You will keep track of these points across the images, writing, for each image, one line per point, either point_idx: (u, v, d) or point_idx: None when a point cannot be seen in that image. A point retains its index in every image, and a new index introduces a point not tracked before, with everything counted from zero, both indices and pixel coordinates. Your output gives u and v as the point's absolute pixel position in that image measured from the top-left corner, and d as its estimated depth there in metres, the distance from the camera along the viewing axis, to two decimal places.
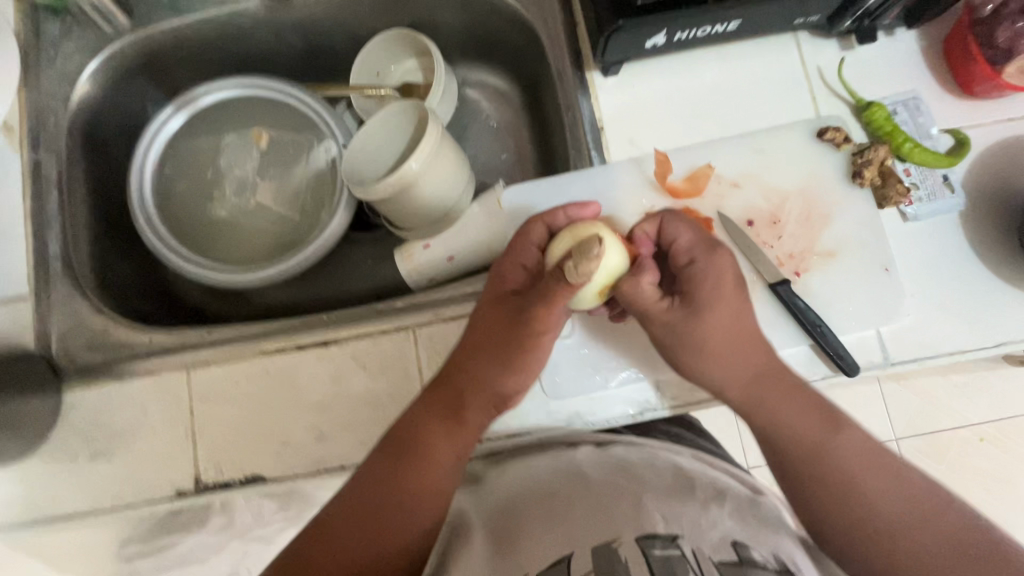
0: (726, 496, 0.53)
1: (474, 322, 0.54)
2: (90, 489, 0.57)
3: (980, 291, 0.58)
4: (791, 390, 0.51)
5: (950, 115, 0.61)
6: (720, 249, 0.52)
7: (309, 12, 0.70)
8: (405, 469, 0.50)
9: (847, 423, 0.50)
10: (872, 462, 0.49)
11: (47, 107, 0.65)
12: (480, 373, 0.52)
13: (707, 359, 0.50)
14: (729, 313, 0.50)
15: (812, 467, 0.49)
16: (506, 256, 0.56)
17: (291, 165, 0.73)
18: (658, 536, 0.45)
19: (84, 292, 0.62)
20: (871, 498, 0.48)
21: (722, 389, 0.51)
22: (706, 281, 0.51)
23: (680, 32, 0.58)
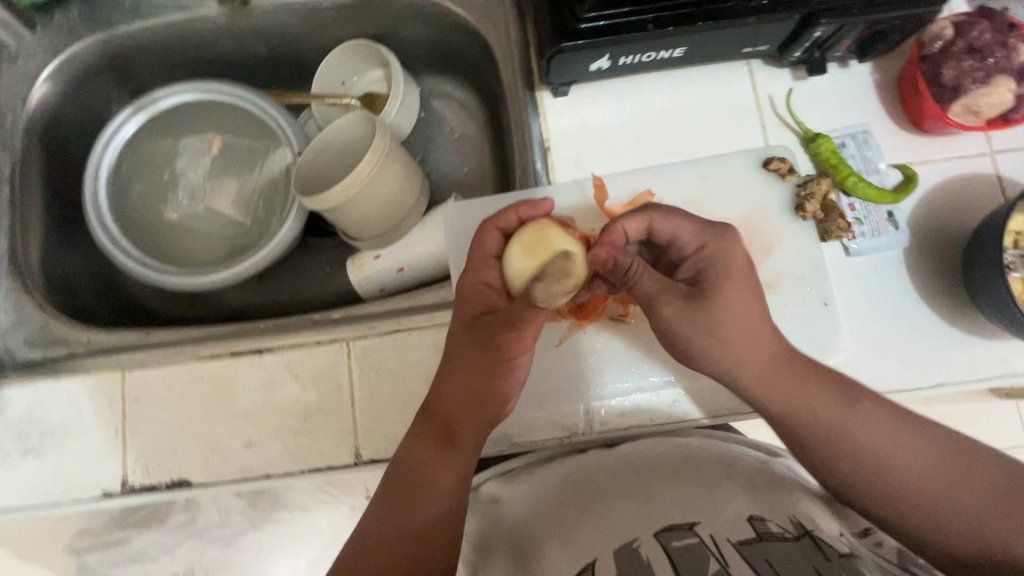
0: (736, 467, 0.52)
1: (452, 343, 0.53)
2: (19, 484, 0.58)
3: (919, 330, 0.57)
4: (802, 376, 0.49)
5: (899, 150, 0.60)
6: (728, 232, 0.53)
7: (270, 21, 0.71)
8: (426, 481, 0.50)
9: (861, 400, 0.49)
10: (893, 430, 0.48)
11: (5, 105, 0.66)
12: (473, 384, 0.51)
13: (720, 341, 0.49)
14: (742, 300, 0.50)
15: (832, 449, 0.48)
16: (470, 272, 0.56)
17: (248, 171, 0.74)
18: (676, 527, 0.44)
19: (29, 290, 0.63)
20: (903, 464, 0.47)
21: (734, 378, 0.50)
22: (717, 264, 0.51)
23: (624, 56, 0.57)
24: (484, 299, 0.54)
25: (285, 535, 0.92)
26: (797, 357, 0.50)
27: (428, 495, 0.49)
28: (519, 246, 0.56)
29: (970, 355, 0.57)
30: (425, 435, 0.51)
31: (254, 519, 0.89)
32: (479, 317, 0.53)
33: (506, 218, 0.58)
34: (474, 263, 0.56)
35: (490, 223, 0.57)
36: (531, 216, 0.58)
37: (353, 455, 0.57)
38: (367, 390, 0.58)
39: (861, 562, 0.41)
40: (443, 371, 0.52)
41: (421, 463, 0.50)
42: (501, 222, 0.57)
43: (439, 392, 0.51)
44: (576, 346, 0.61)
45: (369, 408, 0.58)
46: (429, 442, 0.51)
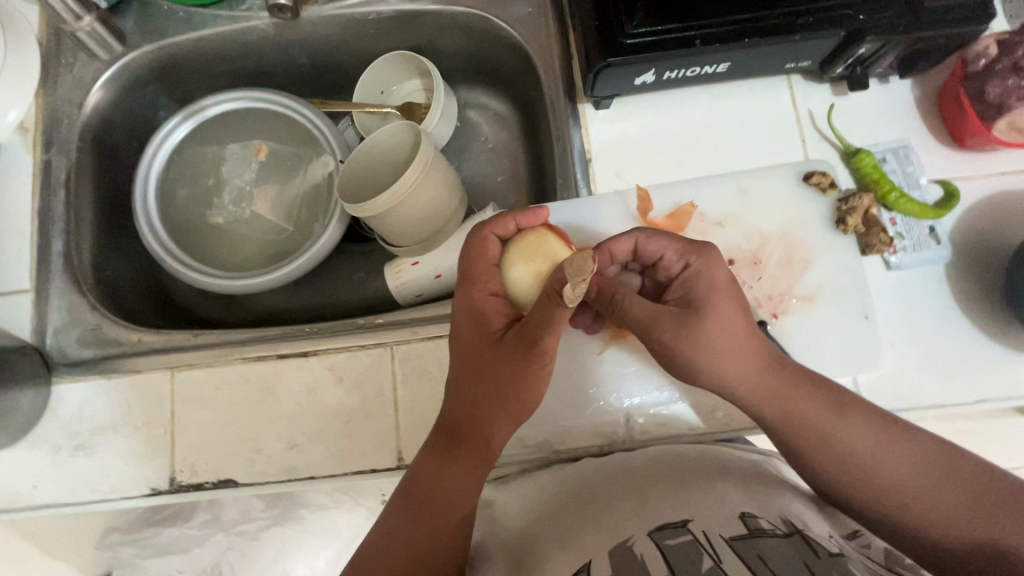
0: (729, 472, 0.51)
1: (469, 363, 0.52)
2: (70, 480, 0.59)
3: (962, 345, 0.57)
4: (793, 379, 0.50)
5: (941, 166, 0.61)
6: (708, 246, 0.52)
7: (317, 32, 0.73)
8: (428, 492, 0.50)
9: (846, 403, 0.49)
10: (880, 430, 0.48)
11: (62, 111, 0.68)
12: (500, 396, 0.50)
13: (716, 358, 0.49)
14: (733, 321, 0.50)
15: (819, 452, 0.48)
16: (473, 289, 0.53)
17: (290, 177, 0.76)
18: (668, 527, 0.43)
19: (82, 290, 0.65)
20: (886, 464, 0.47)
21: (729, 387, 0.50)
22: (700, 283, 0.51)
23: (669, 71, 0.59)
24: (497, 317, 0.53)
25: (305, 541, 0.92)
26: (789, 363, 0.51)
27: (438, 504, 0.50)
28: (519, 258, 0.54)
29: (1013, 373, 0.56)
30: (440, 456, 0.51)
31: (277, 522, 0.89)
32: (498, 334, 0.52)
33: (503, 224, 0.55)
34: (473, 277, 0.54)
35: (487, 232, 0.55)
36: (528, 224, 0.56)
37: (397, 459, 0.58)
38: (410, 395, 0.59)
39: (850, 560, 0.40)
40: (461, 390, 0.51)
41: (436, 478, 0.50)
42: (497, 229, 0.55)
43: (461, 410, 0.51)
44: (615, 356, 0.61)
45: (411, 413, 0.59)
46: (452, 461, 0.50)
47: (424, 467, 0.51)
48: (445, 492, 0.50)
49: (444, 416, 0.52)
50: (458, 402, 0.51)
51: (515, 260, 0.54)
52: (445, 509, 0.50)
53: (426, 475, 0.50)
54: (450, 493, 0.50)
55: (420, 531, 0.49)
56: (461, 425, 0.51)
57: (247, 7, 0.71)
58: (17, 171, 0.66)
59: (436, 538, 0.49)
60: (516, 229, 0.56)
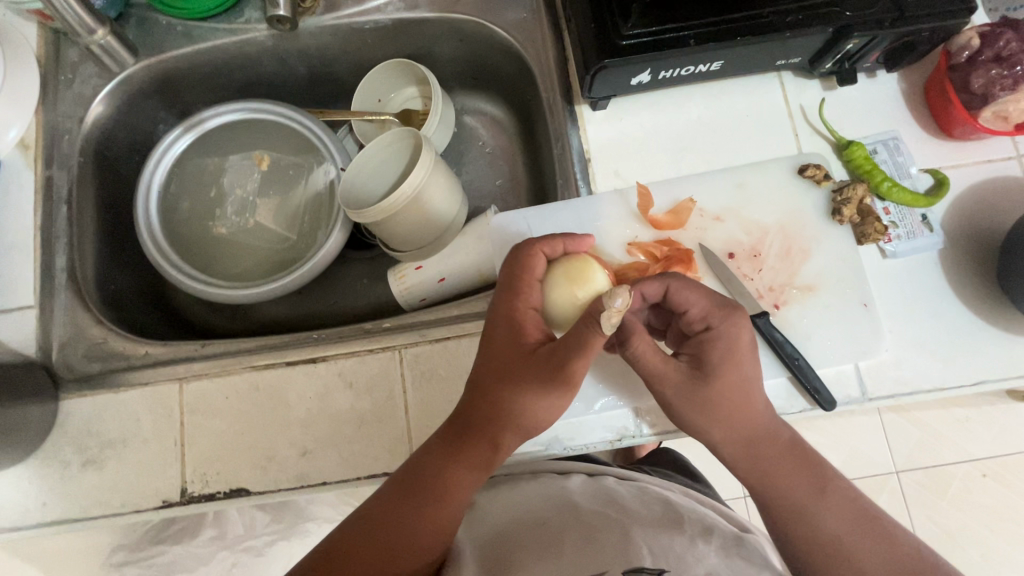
0: (714, 532, 0.54)
1: (493, 367, 0.50)
2: (79, 495, 0.59)
3: (959, 330, 0.59)
4: (783, 453, 0.50)
5: (930, 155, 0.63)
6: (737, 311, 0.49)
7: (315, 43, 0.74)
8: (416, 502, 0.50)
9: (832, 486, 0.50)
10: (859, 523, 0.49)
11: (62, 126, 0.69)
12: (512, 408, 0.49)
13: (709, 420, 0.49)
14: (741, 385, 0.49)
15: (797, 528, 0.50)
16: (515, 298, 0.52)
17: (292, 186, 0.76)
18: (645, 570, 0.46)
19: (87, 304, 0.65)
20: (856, 558, 0.48)
21: (716, 448, 0.51)
22: (718, 345, 0.49)
23: (664, 70, 0.60)
24: (533, 331, 0.51)
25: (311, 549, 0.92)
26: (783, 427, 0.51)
27: (429, 512, 0.50)
28: (564, 277, 0.54)
29: (1010, 354, 0.58)
30: (447, 446, 0.51)
31: (285, 534, 0.89)
32: (527, 346, 0.50)
33: (553, 245, 0.56)
34: (515, 286, 0.53)
35: (536, 247, 0.55)
36: (575, 249, 0.57)
37: None
38: (420, 397, 0.60)
39: None
40: (477, 391, 0.51)
41: (438, 472, 0.51)
42: (546, 247, 0.56)
43: (476, 413, 0.50)
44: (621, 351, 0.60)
45: (421, 415, 0.59)
46: (458, 456, 0.51)
47: (430, 455, 0.51)
48: (442, 485, 0.50)
49: (458, 412, 0.52)
50: (477, 400, 0.50)
51: (553, 280, 0.54)
52: (437, 508, 0.50)
53: (431, 463, 0.51)
54: (445, 489, 0.50)
55: (407, 521, 0.50)
56: (475, 428, 0.50)
57: (245, 19, 0.71)
58: (17, 188, 0.66)
59: (423, 532, 0.50)
60: (564, 251, 0.56)
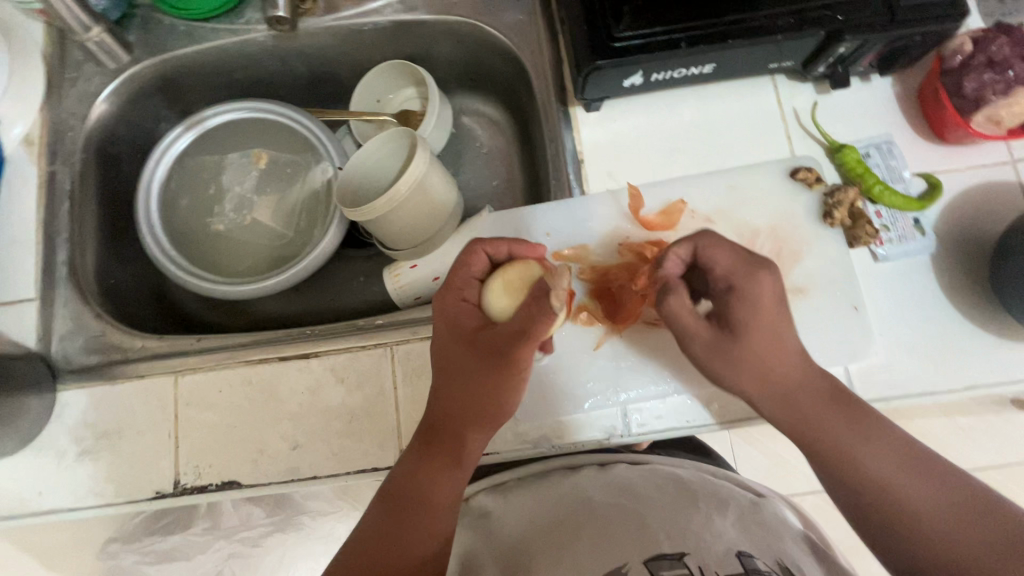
0: (728, 505, 0.54)
1: (445, 362, 0.52)
2: (74, 485, 0.60)
3: (951, 333, 0.58)
4: (829, 402, 0.50)
5: (923, 159, 0.63)
6: (762, 268, 0.49)
7: (315, 43, 0.75)
8: (411, 510, 0.51)
9: (881, 431, 0.49)
10: (908, 464, 0.48)
11: (66, 124, 0.70)
12: (472, 403, 0.51)
13: (746, 377, 0.49)
14: (772, 338, 0.49)
15: (841, 474, 0.49)
16: (448, 295, 0.53)
17: (289, 184, 0.77)
18: (664, 556, 0.46)
19: (86, 297, 0.66)
20: (906, 500, 0.47)
21: (758, 403, 0.51)
22: (745, 304, 0.48)
23: (656, 72, 0.60)
24: (470, 323, 0.52)
25: (304, 545, 0.92)
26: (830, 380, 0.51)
27: (419, 519, 0.50)
28: (500, 282, 0.53)
29: (1003, 359, 0.58)
30: (421, 452, 0.52)
31: (280, 530, 0.90)
32: (470, 339, 0.51)
33: (493, 246, 0.54)
34: (450, 286, 0.54)
35: (476, 248, 0.54)
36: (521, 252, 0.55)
37: (398, 456, 0.59)
38: (411, 393, 0.60)
39: None
40: (437, 391, 0.52)
41: (418, 479, 0.51)
42: (488, 248, 0.54)
43: (439, 410, 0.52)
44: (611, 352, 0.61)
45: (412, 411, 0.60)
46: (432, 457, 0.52)
47: (406, 463, 0.52)
48: (428, 492, 0.51)
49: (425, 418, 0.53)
50: (440, 401, 0.52)
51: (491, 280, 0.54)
52: (424, 511, 0.51)
53: (412, 472, 0.51)
54: (432, 494, 0.51)
55: (406, 535, 0.50)
56: (441, 427, 0.52)
57: (246, 20, 0.73)
58: (21, 183, 0.67)
59: (421, 538, 0.50)
60: (508, 254, 0.55)
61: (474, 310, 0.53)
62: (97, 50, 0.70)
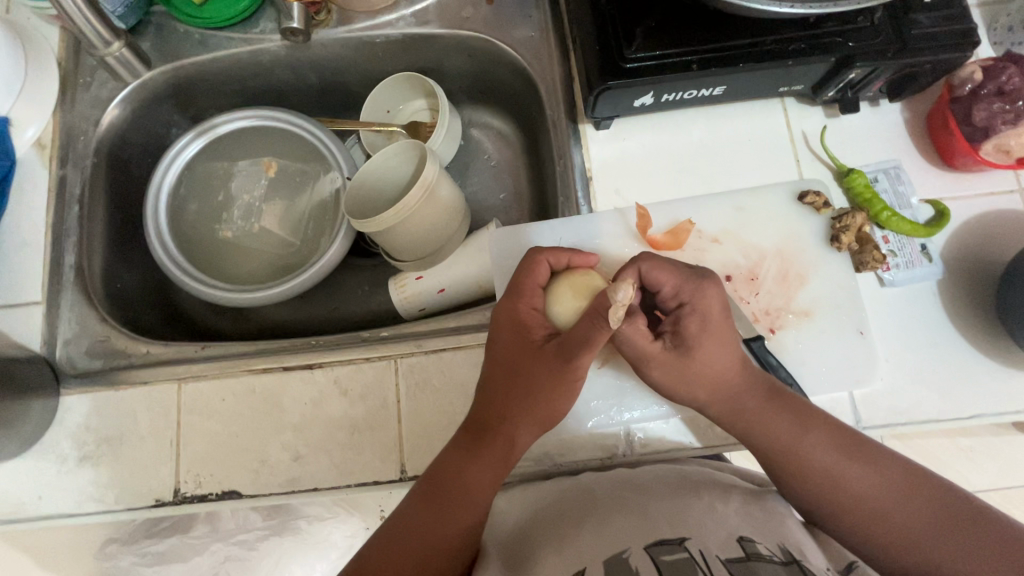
0: (731, 491, 0.52)
1: (503, 364, 0.53)
2: (75, 490, 0.60)
3: (956, 360, 0.58)
4: (772, 403, 0.51)
5: (931, 186, 0.63)
6: (707, 282, 0.51)
7: (327, 54, 0.75)
8: (438, 508, 0.50)
9: (815, 421, 0.50)
10: (848, 449, 0.49)
11: (79, 128, 0.71)
12: (528, 407, 0.52)
13: (698, 386, 0.50)
14: (722, 350, 0.50)
15: (784, 466, 0.50)
16: (518, 302, 0.55)
17: (298, 193, 0.78)
18: (665, 542, 0.45)
19: (92, 301, 0.66)
20: (850, 486, 0.48)
21: (700, 406, 0.52)
22: (696, 320, 0.50)
23: (667, 93, 0.61)
24: (538, 329, 0.54)
25: (301, 550, 0.91)
26: (779, 390, 0.52)
27: (452, 514, 0.50)
28: (568, 288, 0.55)
29: (1007, 389, 0.58)
30: (464, 449, 0.52)
31: (275, 538, 0.89)
32: (535, 344, 0.53)
33: (557, 255, 0.57)
34: (518, 290, 0.55)
35: (542, 256, 0.56)
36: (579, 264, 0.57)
37: (399, 470, 0.59)
38: (414, 406, 0.60)
39: None
40: (490, 390, 0.53)
41: (459, 474, 0.51)
42: (551, 257, 0.57)
43: (492, 409, 0.52)
44: (615, 370, 0.60)
45: (414, 425, 0.60)
46: (476, 457, 0.51)
47: (447, 459, 0.52)
48: (465, 488, 0.51)
49: (472, 415, 0.54)
50: (490, 401, 0.53)
51: (556, 289, 0.56)
52: (458, 507, 0.50)
53: (448, 467, 0.51)
54: (472, 491, 0.51)
55: (430, 525, 0.49)
56: (491, 428, 0.52)
57: (261, 29, 0.73)
58: (31, 186, 0.68)
59: (452, 532, 0.49)
60: (568, 265, 0.57)
61: (540, 316, 0.55)
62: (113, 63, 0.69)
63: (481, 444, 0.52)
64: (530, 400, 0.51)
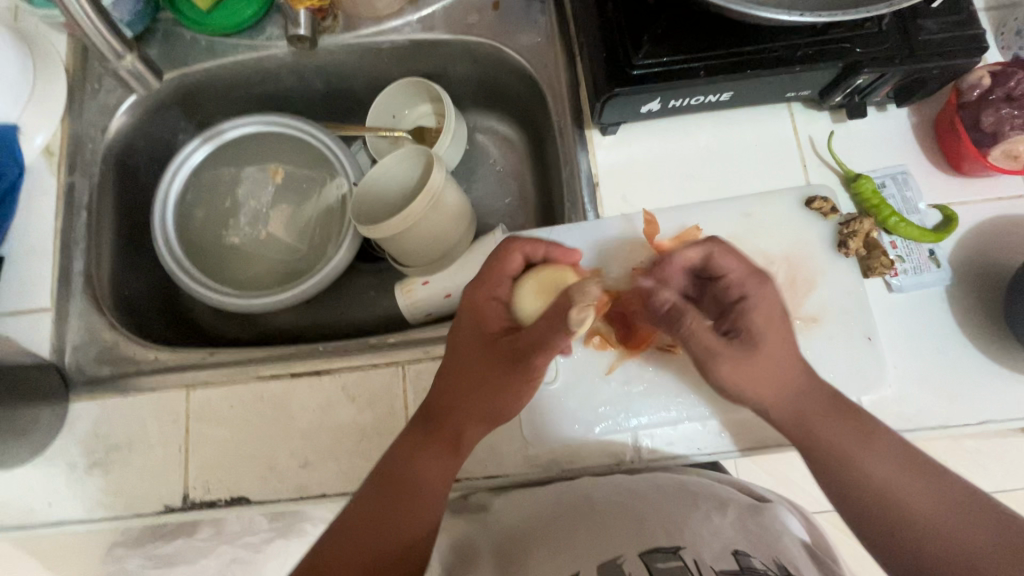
0: (729, 505, 0.52)
1: (459, 355, 0.52)
2: (84, 496, 0.60)
3: (965, 366, 0.58)
4: (835, 410, 0.50)
5: (939, 191, 0.63)
6: (767, 280, 0.51)
7: (334, 59, 0.75)
8: (392, 502, 0.50)
9: (879, 434, 0.49)
10: (911, 468, 0.47)
11: (86, 135, 0.71)
12: (479, 403, 0.51)
13: (757, 384, 0.49)
14: (786, 343, 0.49)
15: (845, 478, 0.48)
16: (479, 288, 0.54)
17: (304, 199, 0.78)
18: (660, 549, 0.45)
19: (100, 307, 0.67)
20: (911, 506, 0.46)
21: (764, 409, 0.50)
22: (758, 312, 0.49)
23: (674, 100, 0.61)
24: (495, 319, 0.53)
25: (306, 553, 0.91)
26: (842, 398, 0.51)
27: (402, 508, 0.50)
28: (534, 284, 0.55)
29: (1016, 395, 0.57)
30: (415, 438, 0.52)
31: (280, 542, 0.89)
32: (493, 338, 0.52)
33: (533, 247, 0.56)
34: (484, 278, 0.55)
35: (517, 246, 0.56)
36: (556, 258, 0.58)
37: None
38: None
39: None
40: (444, 380, 0.52)
41: (411, 465, 0.51)
42: (526, 248, 0.56)
43: (443, 400, 0.52)
44: (622, 377, 0.60)
45: None
46: (428, 448, 0.51)
47: (400, 449, 0.52)
48: (414, 478, 0.51)
49: (426, 403, 0.53)
50: (444, 391, 0.52)
51: (521, 281, 0.55)
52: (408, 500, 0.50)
53: (402, 455, 0.51)
54: (421, 481, 0.51)
55: (378, 520, 0.49)
56: (444, 419, 0.51)
57: (267, 36, 0.73)
58: (39, 193, 0.68)
59: (397, 526, 0.49)
60: (544, 257, 0.57)
61: (499, 307, 0.54)
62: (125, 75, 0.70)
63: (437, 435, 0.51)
64: (479, 394, 0.51)
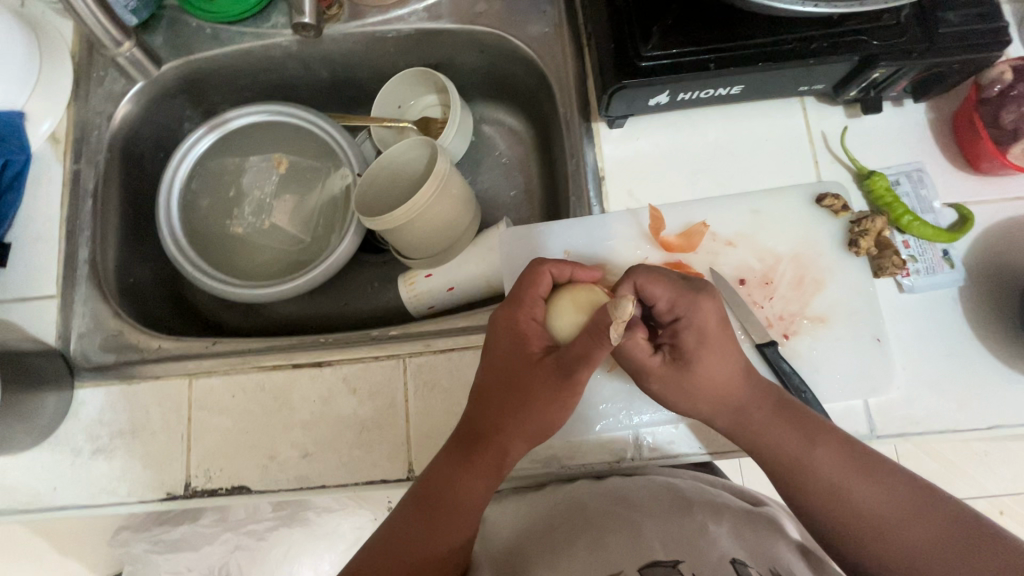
0: (724, 512, 0.52)
1: (501, 377, 0.52)
2: (88, 482, 0.61)
3: (976, 370, 0.57)
4: (782, 414, 0.50)
5: (955, 190, 0.61)
6: (703, 295, 0.49)
7: (340, 49, 0.75)
8: (434, 520, 0.50)
9: (825, 435, 0.49)
10: (857, 465, 0.48)
11: (92, 123, 0.71)
12: (525, 422, 0.50)
13: (698, 397, 0.49)
14: (717, 362, 0.49)
15: (788, 477, 0.49)
16: (518, 310, 0.53)
17: (309, 189, 0.78)
18: (660, 563, 0.45)
19: (105, 295, 0.67)
20: (855, 500, 0.47)
21: (710, 417, 0.51)
22: (692, 334, 0.49)
23: (683, 92, 0.59)
24: (536, 340, 0.52)
25: (308, 541, 0.92)
26: (789, 401, 0.51)
27: (436, 531, 0.50)
28: (570, 302, 0.54)
29: None
30: (455, 458, 0.51)
31: (282, 530, 0.90)
32: (535, 358, 0.51)
33: (560, 268, 0.56)
34: (521, 301, 0.54)
35: (545, 267, 0.55)
36: (584, 278, 0.56)
37: (407, 470, 0.59)
38: (422, 406, 0.60)
39: None
40: (484, 401, 0.52)
41: (449, 485, 0.51)
42: (555, 270, 0.55)
43: (485, 421, 0.51)
44: (625, 373, 0.60)
45: (422, 424, 0.60)
46: (466, 467, 0.51)
47: (438, 469, 0.52)
48: (457, 497, 0.51)
49: (465, 426, 0.52)
50: (484, 412, 0.51)
51: (558, 302, 0.54)
52: (445, 519, 0.50)
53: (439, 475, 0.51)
54: (456, 499, 0.50)
55: (421, 536, 0.50)
56: (484, 437, 0.51)
57: (272, 24, 0.73)
58: (46, 180, 0.69)
59: (433, 544, 0.50)
60: (571, 279, 0.56)
61: (538, 328, 0.53)
62: (125, 64, 0.70)
63: (473, 456, 0.51)
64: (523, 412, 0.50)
